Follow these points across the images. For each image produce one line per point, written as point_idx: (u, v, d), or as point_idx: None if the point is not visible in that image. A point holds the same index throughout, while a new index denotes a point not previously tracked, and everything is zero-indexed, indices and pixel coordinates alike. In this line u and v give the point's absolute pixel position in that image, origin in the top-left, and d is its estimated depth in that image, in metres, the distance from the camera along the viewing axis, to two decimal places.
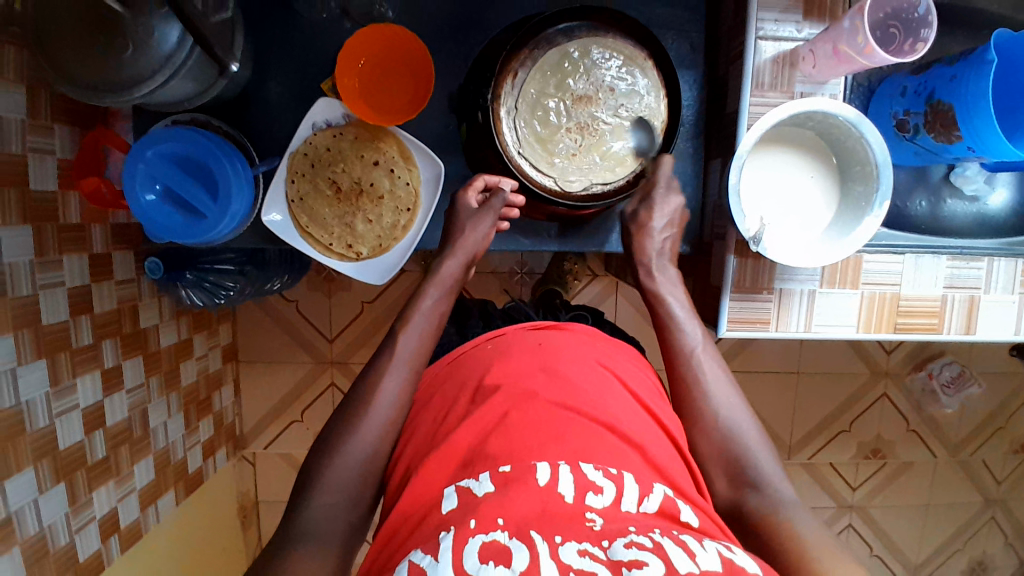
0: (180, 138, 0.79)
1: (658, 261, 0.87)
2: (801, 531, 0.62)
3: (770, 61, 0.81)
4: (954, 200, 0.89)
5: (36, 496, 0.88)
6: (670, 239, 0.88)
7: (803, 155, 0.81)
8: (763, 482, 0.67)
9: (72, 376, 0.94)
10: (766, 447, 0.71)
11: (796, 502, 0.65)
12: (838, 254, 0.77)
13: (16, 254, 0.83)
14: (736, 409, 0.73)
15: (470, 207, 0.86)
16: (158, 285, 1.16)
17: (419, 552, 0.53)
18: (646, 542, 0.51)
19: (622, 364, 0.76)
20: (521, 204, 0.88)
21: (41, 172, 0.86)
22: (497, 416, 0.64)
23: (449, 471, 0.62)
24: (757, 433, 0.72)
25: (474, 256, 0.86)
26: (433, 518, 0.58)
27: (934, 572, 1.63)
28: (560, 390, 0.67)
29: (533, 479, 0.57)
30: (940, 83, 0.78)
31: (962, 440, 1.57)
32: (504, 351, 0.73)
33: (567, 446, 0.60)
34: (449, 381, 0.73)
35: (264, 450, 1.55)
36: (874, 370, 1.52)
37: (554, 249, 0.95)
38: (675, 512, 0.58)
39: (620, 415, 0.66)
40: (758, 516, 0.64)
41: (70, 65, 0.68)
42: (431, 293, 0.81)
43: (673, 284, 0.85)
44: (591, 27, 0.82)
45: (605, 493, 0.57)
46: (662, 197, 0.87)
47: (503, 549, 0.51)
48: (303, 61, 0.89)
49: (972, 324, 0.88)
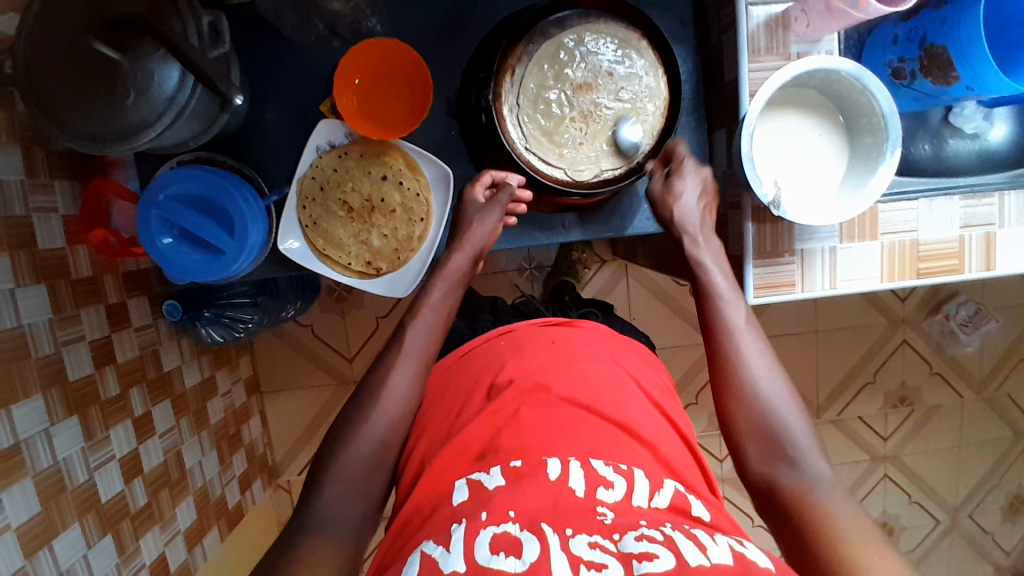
0: (189, 178, 0.80)
1: (703, 231, 0.83)
2: (838, 512, 0.62)
3: (762, 25, 0.81)
4: (956, 140, 0.89)
5: (85, 551, 0.88)
6: (706, 209, 0.85)
7: (811, 113, 0.82)
8: (798, 458, 0.67)
9: (105, 428, 0.94)
10: (805, 423, 0.70)
11: (834, 482, 0.65)
12: (853, 208, 0.78)
13: (35, 314, 0.83)
14: (776, 383, 0.72)
15: (477, 202, 0.86)
16: (177, 326, 1.16)
17: (431, 543, 0.53)
18: (657, 535, 0.51)
19: (638, 366, 0.77)
20: (528, 199, 0.87)
21: (48, 230, 0.86)
22: (508, 413, 0.65)
23: (463, 465, 0.63)
24: (798, 409, 0.71)
25: (482, 249, 0.85)
26: (445, 509, 0.58)
27: (972, 512, 1.64)
28: (575, 384, 0.68)
29: (544, 474, 0.58)
30: (931, 27, 0.79)
31: (986, 376, 1.58)
32: (518, 348, 0.74)
33: (580, 443, 0.62)
34: (461, 376, 0.75)
35: (298, 476, 1.55)
36: (891, 319, 1.53)
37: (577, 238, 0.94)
38: (686, 507, 0.59)
39: (631, 412, 0.67)
40: (792, 496, 0.65)
41: (73, 119, 0.67)
42: (439, 288, 0.81)
43: (716, 255, 0.82)
44: (581, 14, 0.82)
45: (616, 487, 0.58)
46: (693, 170, 0.85)
47: (515, 540, 0.50)
48: (299, 86, 0.90)
49: (992, 261, 0.88)
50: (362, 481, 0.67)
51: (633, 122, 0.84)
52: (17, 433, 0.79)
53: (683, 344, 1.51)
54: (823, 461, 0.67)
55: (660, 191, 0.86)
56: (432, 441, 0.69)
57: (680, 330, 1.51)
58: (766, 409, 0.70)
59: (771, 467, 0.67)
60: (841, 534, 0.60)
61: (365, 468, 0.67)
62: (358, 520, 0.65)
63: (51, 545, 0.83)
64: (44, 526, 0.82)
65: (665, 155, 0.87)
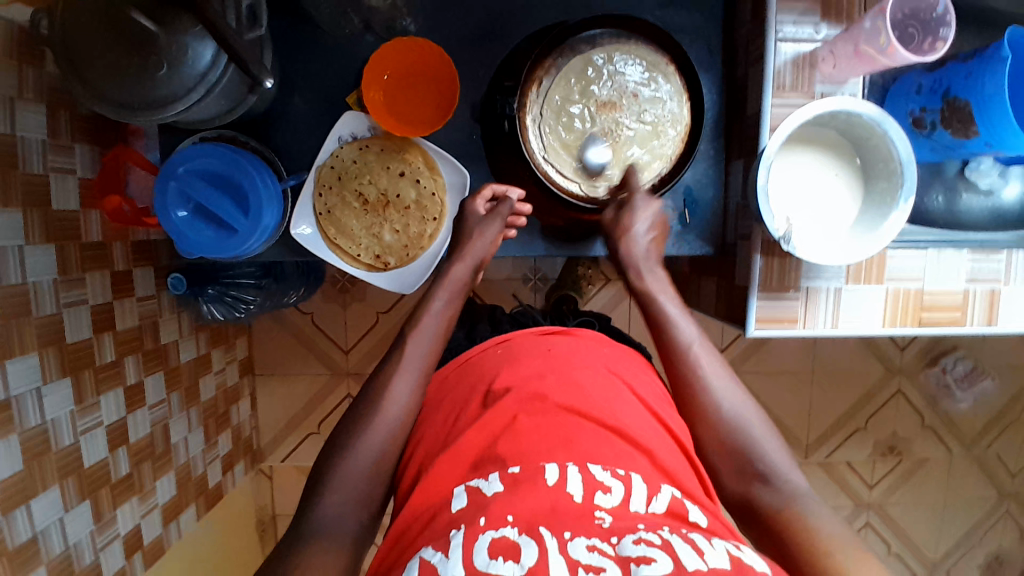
0: (211, 154, 0.81)
1: (648, 262, 0.83)
2: (817, 524, 0.62)
3: (789, 61, 0.83)
4: (969, 195, 0.88)
5: (61, 514, 0.88)
6: (654, 242, 0.85)
7: (826, 155, 0.83)
8: (769, 472, 0.67)
9: (96, 394, 0.94)
10: (770, 432, 0.71)
11: (808, 492, 0.65)
12: (870, 250, 0.78)
13: (39, 273, 0.83)
14: (743, 402, 0.73)
15: (477, 214, 0.86)
16: (179, 300, 1.17)
17: (431, 549, 0.54)
18: (655, 539, 0.51)
19: (632, 372, 0.78)
20: (528, 214, 0.90)
21: (63, 191, 0.87)
22: (506, 421, 0.65)
23: (459, 471, 0.63)
24: (763, 420, 0.71)
25: (481, 261, 0.85)
26: (444, 516, 0.58)
27: (950, 569, 1.64)
28: (573, 394, 0.68)
29: (542, 480, 0.58)
30: (955, 80, 0.80)
31: (977, 435, 1.58)
32: (515, 356, 0.75)
33: (578, 449, 0.61)
34: (459, 385, 0.75)
35: (281, 462, 1.55)
36: (889, 368, 1.53)
37: (540, 253, 0.95)
38: (684, 512, 0.59)
39: (629, 420, 0.67)
40: (771, 513, 0.64)
41: (104, 84, 0.68)
42: (441, 297, 0.81)
43: (663, 284, 0.82)
44: (614, 33, 0.84)
45: (613, 493, 0.58)
46: (644, 201, 0.84)
47: (512, 544, 0.51)
48: (328, 76, 0.91)
49: (994, 315, 0.89)
50: (346, 471, 0.67)
51: (601, 144, 0.85)
52: (8, 388, 0.79)
53: None
54: (795, 471, 0.68)
55: (611, 219, 0.85)
56: (429, 447, 0.69)
57: None
58: (736, 427, 0.70)
59: (748, 485, 0.68)
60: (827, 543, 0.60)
61: (351, 457, 0.68)
62: (342, 511, 0.65)
63: (28, 504, 0.83)
64: (24, 484, 0.82)
65: (624, 181, 0.86)
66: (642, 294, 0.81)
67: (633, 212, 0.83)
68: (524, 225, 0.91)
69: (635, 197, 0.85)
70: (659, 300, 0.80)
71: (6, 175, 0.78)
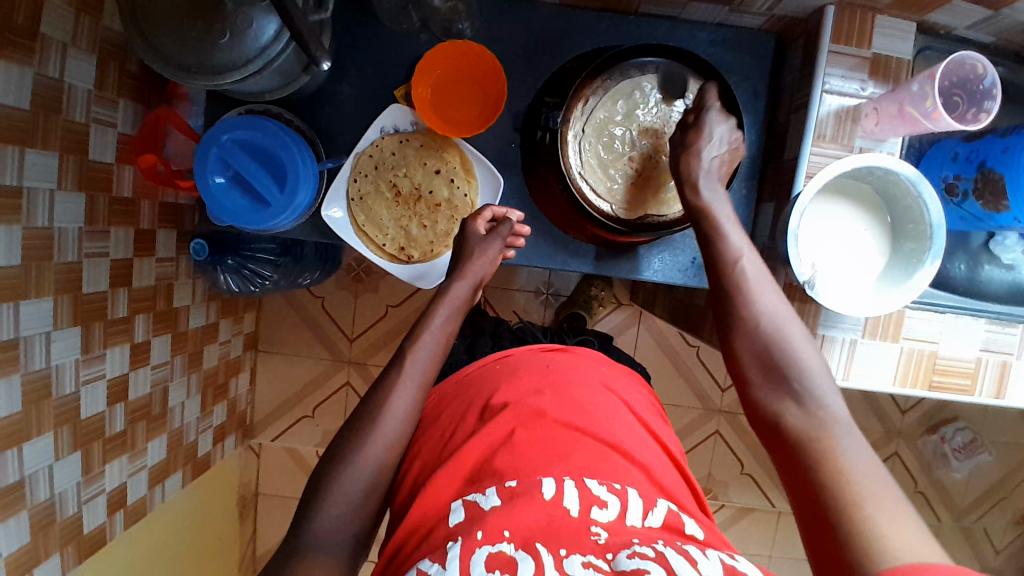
0: (255, 126, 0.83)
1: (708, 178, 0.79)
2: (851, 454, 0.59)
3: (832, 114, 0.84)
4: (991, 267, 0.90)
5: (51, 463, 0.88)
6: (722, 159, 0.80)
7: (858, 208, 0.84)
8: (806, 394, 0.65)
9: (103, 346, 0.95)
10: (814, 353, 0.68)
11: (846, 421, 0.63)
12: (896, 302, 0.79)
13: (66, 221, 0.84)
14: (787, 320, 0.70)
15: (477, 234, 0.85)
16: (196, 266, 1.18)
17: (427, 561, 0.55)
18: (649, 552, 0.53)
19: (627, 389, 0.79)
20: (525, 235, 0.92)
21: (102, 143, 0.89)
22: (503, 435, 0.66)
23: (454, 486, 0.63)
24: (805, 339, 0.69)
25: (480, 281, 0.84)
26: (441, 531, 0.59)
27: None
28: (571, 410, 0.69)
29: (539, 494, 0.58)
30: (992, 154, 0.82)
31: (967, 507, 1.57)
32: (514, 370, 0.76)
33: (575, 463, 0.62)
34: (458, 399, 0.76)
35: (271, 441, 1.56)
36: (888, 428, 1.53)
37: (586, 271, 0.96)
38: (680, 526, 0.60)
39: (625, 437, 0.68)
40: (802, 439, 0.62)
41: (169, 46, 0.70)
42: (441, 313, 0.79)
43: (722, 202, 0.78)
44: (666, 63, 0.85)
45: (609, 507, 0.58)
46: (713, 118, 0.80)
47: (509, 560, 0.52)
48: (380, 68, 0.93)
49: (1002, 389, 0.89)
50: (341, 453, 0.67)
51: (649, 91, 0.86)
52: (18, 328, 0.79)
53: (677, 403, 1.52)
54: (835, 397, 0.65)
55: (677, 137, 0.82)
56: (432, 451, 0.70)
57: (677, 387, 1.52)
58: (773, 346, 0.68)
59: (780, 405, 0.66)
60: (858, 482, 0.56)
61: (347, 439, 0.68)
62: (333, 493, 0.65)
63: (20, 448, 0.83)
64: (19, 426, 0.82)
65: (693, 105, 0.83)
66: (699, 211, 0.78)
67: (700, 128, 0.80)
68: (522, 245, 0.92)
69: (705, 113, 0.81)
70: (713, 217, 0.77)
71: (48, 119, 0.79)
